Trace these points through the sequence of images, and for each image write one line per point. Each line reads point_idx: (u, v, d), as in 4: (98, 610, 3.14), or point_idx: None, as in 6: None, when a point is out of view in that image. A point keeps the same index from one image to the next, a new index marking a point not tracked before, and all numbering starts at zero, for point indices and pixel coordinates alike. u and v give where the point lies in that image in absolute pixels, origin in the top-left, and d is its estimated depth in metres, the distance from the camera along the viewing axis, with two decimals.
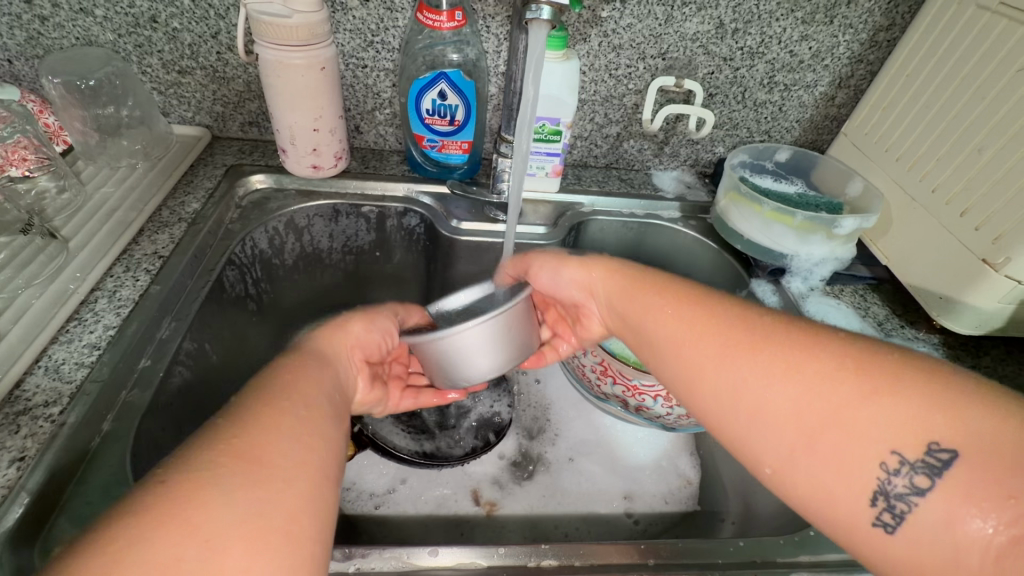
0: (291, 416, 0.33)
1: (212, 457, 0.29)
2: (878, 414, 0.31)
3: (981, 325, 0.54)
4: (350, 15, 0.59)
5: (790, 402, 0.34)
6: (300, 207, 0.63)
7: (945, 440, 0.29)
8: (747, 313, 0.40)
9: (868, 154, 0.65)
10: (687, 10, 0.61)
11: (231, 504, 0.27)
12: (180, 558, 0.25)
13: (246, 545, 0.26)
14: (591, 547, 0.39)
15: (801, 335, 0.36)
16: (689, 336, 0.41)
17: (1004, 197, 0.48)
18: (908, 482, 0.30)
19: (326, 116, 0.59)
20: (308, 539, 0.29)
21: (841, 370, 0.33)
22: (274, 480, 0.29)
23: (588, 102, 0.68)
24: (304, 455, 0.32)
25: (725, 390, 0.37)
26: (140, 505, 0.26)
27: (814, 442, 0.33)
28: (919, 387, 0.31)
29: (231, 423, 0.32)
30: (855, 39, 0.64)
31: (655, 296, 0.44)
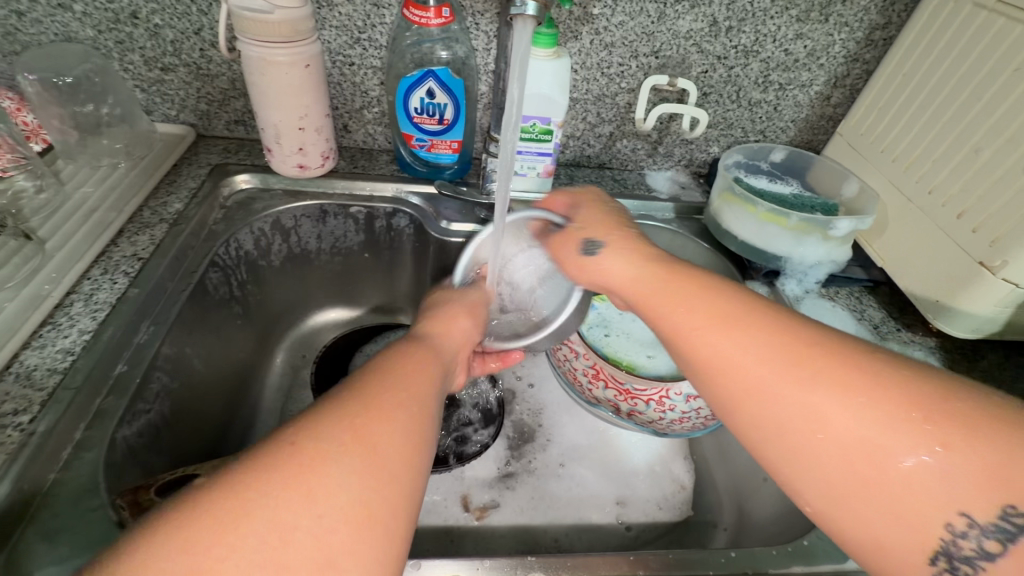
0: (405, 404, 0.34)
1: (336, 428, 0.31)
2: (947, 473, 0.29)
3: (978, 329, 0.53)
4: (336, 12, 0.58)
5: (845, 449, 0.31)
6: (286, 208, 0.62)
7: (1020, 504, 0.28)
8: (790, 335, 0.36)
9: (863, 155, 0.64)
10: (680, 8, 0.59)
11: (345, 484, 0.28)
12: (296, 527, 0.27)
13: (349, 532, 0.27)
14: (578, 558, 0.38)
15: (857, 368, 0.33)
16: (729, 359, 0.37)
17: (1002, 199, 0.48)
18: (976, 545, 0.28)
19: (312, 115, 0.58)
20: (402, 533, 0.29)
21: (908, 419, 0.30)
22: (382, 469, 0.30)
23: (580, 101, 0.67)
24: (411, 447, 0.32)
25: (769, 424, 0.34)
26: (269, 468, 0.28)
27: (869, 492, 0.30)
28: (993, 440, 0.29)
29: (353, 400, 0.33)
30: (851, 38, 0.63)
31: (688, 308, 0.40)
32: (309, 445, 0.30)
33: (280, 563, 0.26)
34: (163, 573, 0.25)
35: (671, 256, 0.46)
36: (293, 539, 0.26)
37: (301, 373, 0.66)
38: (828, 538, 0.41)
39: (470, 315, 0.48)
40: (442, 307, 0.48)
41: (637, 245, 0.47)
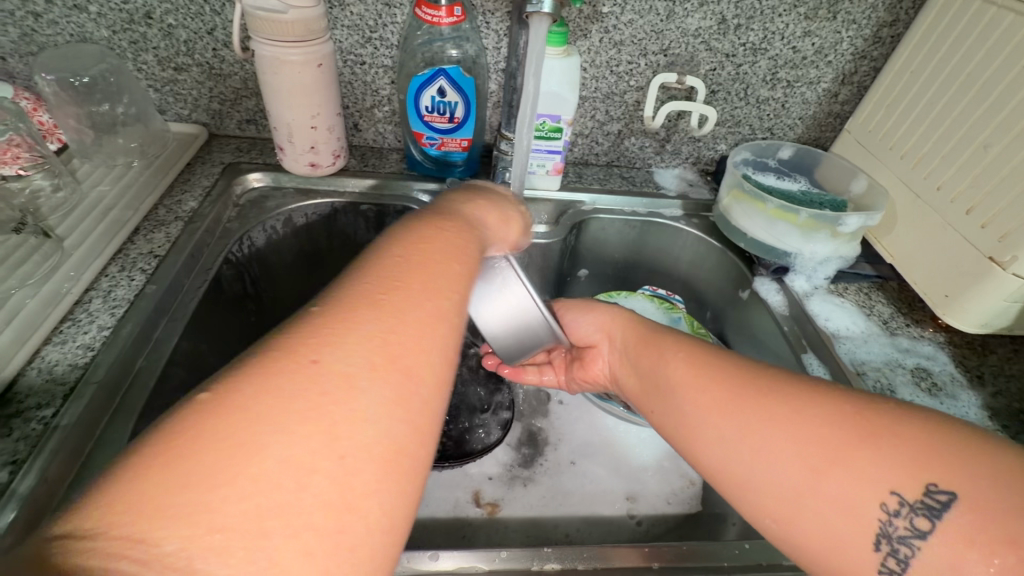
0: (443, 325, 0.30)
1: (368, 351, 0.26)
2: (877, 457, 0.30)
3: (987, 324, 0.53)
4: (348, 11, 0.59)
5: (794, 447, 0.32)
6: (298, 206, 0.63)
7: (944, 481, 0.28)
8: (748, 361, 0.39)
9: (872, 152, 0.64)
10: (689, 6, 0.60)
11: (373, 418, 0.25)
12: (318, 466, 0.22)
13: (377, 469, 0.24)
14: (593, 549, 0.38)
15: (801, 382, 0.35)
16: (693, 380, 0.39)
17: (1010, 195, 0.48)
18: (909, 524, 0.28)
19: (324, 114, 0.58)
20: (423, 468, 0.26)
21: (842, 415, 0.32)
22: (411, 401, 0.26)
23: (589, 99, 0.67)
24: (440, 375, 0.28)
25: (727, 434, 0.36)
26: (291, 384, 0.24)
27: (819, 485, 0.31)
28: (919, 431, 0.30)
29: (386, 310, 0.28)
30: (859, 35, 0.63)
31: (662, 345, 0.44)
32: (337, 366, 0.25)
33: (296, 503, 0.21)
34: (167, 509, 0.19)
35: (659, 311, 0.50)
36: (315, 483, 0.22)
37: None
38: None
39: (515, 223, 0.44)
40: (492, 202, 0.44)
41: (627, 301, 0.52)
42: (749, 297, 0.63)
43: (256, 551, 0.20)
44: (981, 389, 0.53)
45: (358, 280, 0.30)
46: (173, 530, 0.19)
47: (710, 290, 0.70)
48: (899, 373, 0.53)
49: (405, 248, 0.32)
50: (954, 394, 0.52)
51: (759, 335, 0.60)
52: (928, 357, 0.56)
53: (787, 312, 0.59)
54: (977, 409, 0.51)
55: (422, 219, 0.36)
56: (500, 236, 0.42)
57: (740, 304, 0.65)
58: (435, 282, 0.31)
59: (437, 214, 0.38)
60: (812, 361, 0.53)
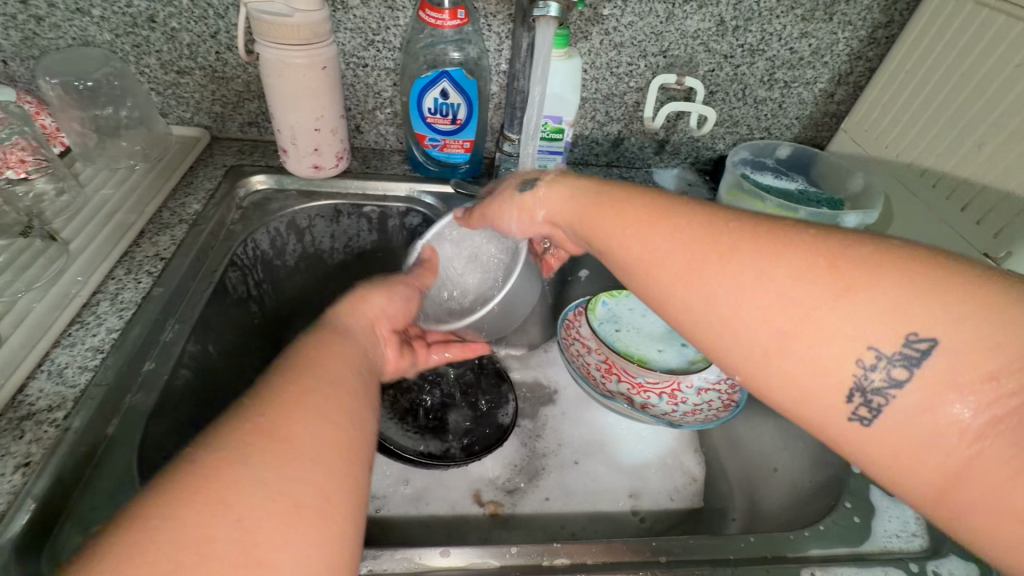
0: (318, 397, 0.32)
1: (242, 432, 0.28)
2: (853, 313, 0.28)
3: None
4: (351, 14, 0.59)
5: (762, 310, 0.30)
6: (301, 208, 0.63)
7: (925, 329, 0.27)
8: (707, 212, 0.35)
9: (869, 151, 0.65)
10: (688, 8, 0.61)
11: (261, 483, 0.26)
12: (212, 538, 0.24)
13: (278, 525, 0.26)
14: (601, 545, 0.39)
15: (768, 232, 0.32)
16: (651, 254, 0.35)
17: (1004, 192, 0.49)
18: (886, 376, 0.27)
19: (328, 116, 0.58)
20: (339, 521, 0.28)
21: (814, 269, 0.29)
22: (300, 460, 0.28)
23: (589, 100, 0.68)
24: (333, 437, 0.30)
25: (694, 305, 0.33)
26: (173, 483, 0.26)
27: (789, 347, 0.29)
28: (902, 273, 0.28)
29: (260, 403, 0.30)
30: (855, 36, 0.64)
31: (616, 209, 0.39)
32: (217, 462, 0.27)
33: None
34: None
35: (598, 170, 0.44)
36: (214, 557, 0.24)
37: None
38: (843, 522, 0.42)
39: (387, 291, 0.46)
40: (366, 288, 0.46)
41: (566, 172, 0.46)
42: None
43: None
44: None
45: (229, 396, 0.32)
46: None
47: None
48: None
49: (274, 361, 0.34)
50: None
51: None
52: None
53: None
54: None
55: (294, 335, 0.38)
56: (375, 311, 0.44)
57: None
58: (311, 374, 0.33)
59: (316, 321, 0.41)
60: None
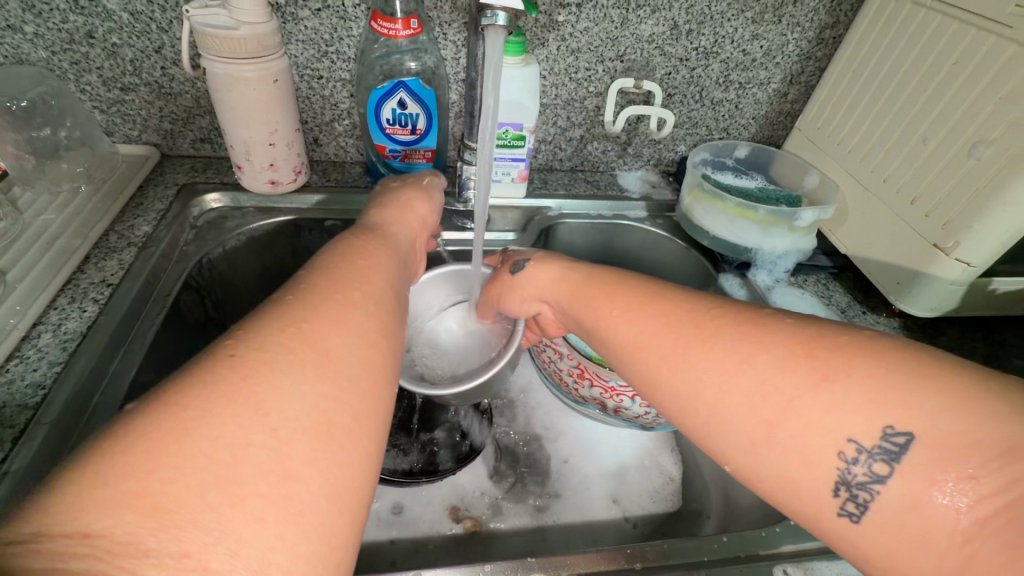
0: (356, 314, 0.32)
1: (283, 340, 0.28)
2: (831, 403, 0.28)
3: (937, 307, 0.56)
4: (301, 25, 0.58)
5: (745, 395, 0.31)
6: (259, 225, 0.61)
7: (903, 422, 0.27)
8: (692, 301, 0.37)
9: (821, 147, 0.67)
10: (641, 13, 0.61)
11: (299, 395, 0.26)
12: (249, 438, 0.24)
13: (309, 442, 0.25)
14: (577, 555, 0.38)
15: (751, 321, 0.33)
16: (637, 338, 0.37)
17: (950, 184, 0.51)
18: (868, 470, 0.27)
19: (282, 130, 0.57)
20: (365, 440, 0.28)
21: (791, 357, 0.30)
22: (336, 377, 0.28)
23: (550, 106, 0.68)
24: (367, 357, 0.31)
25: (683, 389, 0.34)
26: (213, 374, 0.26)
27: (775, 436, 0.30)
28: (878, 363, 0.28)
29: (298, 308, 0.31)
30: (804, 37, 0.66)
31: (607, 295, 0.41)
32: (257, 360, 0.27)
33: (239, 476, 0.23)
34: (99, 504, 0.20)
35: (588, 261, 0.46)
36: (246, 462, 0.23)
37: None
38: None
39: (424, 204, 0.49)
40: (396, 199, 0.48)
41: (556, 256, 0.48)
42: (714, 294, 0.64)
43: (206, 525, 0.21)
44: None
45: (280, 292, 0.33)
46: (143, 521, 0.20)
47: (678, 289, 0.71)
48: None
49: (317, 265, 0.36)
50: None
51: None
52: None
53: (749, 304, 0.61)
54: None
55: (341, 235, 0.41)
56: (412, 217, 0.47)
57: None
58: (351, 288, 0.34)
59: (361, 227, 0.43)
60: None
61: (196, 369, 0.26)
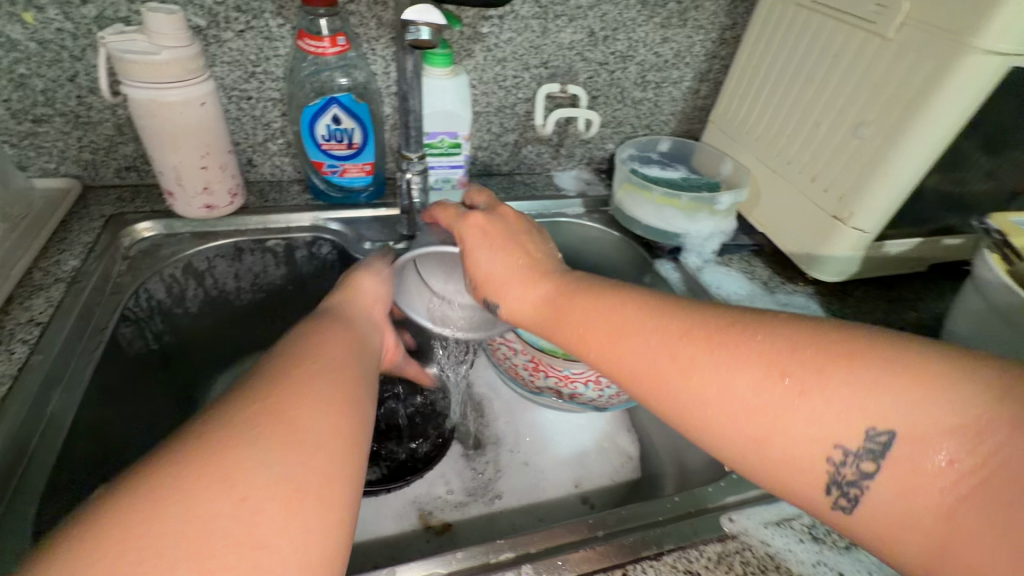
0: (321, 385, 0.35)
1: (250, 416, 0.31)
2: (813, 414, 0.32)
3: (842, 272, 0.62)
4: (226, 47, 0.58)
5: (730, 416, 0.34)
6: (197, 250, 0.60)
7: (881, 422, 0.30)
8: (662, 324, 0.39)
9: (732, 137, 0.73)
10: (560, 23, 0.65)
11: (266, 466, 0.29)
12: (218, 513, 0.27)
13: (276, 510, 0.28)
14: (543, 531, 0.40)
15: (726, 341, 0.36)
16: (623, 371, 0.39)
17: (841, 161, 0.57)
18: (855, 470, 0.31)
19: (214, 152, 0.56)
20: (333, 501, 0.31)
21: (768, 377, 0.33)
22: (301, 447, 0.31)
23: (482, 114, 0.71)
24: (332, 423, 0.33)
25: (675, 415, 0.37)
26: (186, 455, 0.29)
27: (765, 450, 0.33)
28: (852, 370, 0.31)
29: (266, 386, 0.34)
30: (708, 38, 0.72)
31: (590, 325, 0.42)
32: (223, 440, 0.30)
33: (208, 549, 0.26)
34: None
35: (562, 279, 0.45)
36: (214, 535, 0.26)
37: None
38: None
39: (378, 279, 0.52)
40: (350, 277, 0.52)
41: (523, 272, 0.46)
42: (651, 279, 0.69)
43: None
44: None
45: (254, 370, 0.36)
46: None
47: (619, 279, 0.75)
48: None
49: (283, 346, 0.39)
50: None
51: None
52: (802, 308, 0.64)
53: (684, 286, 0.65)
54: None
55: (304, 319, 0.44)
56: (367, 299, 0.50)
57: None
58: (314, 363, 0.37)
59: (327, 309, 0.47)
60: None
61: (172, 450, 0.29)
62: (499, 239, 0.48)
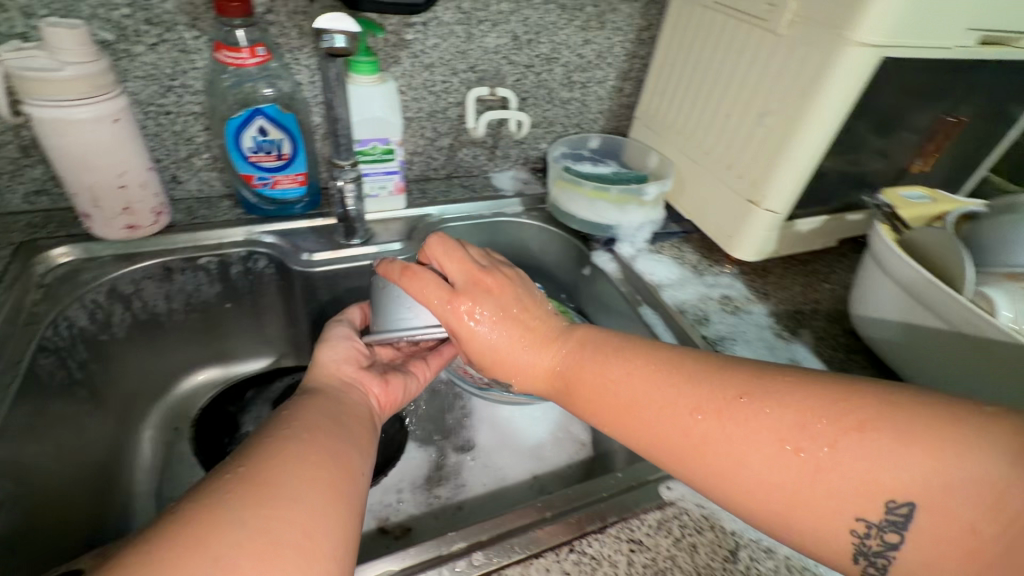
0: (298, 444, 0.36)
1: (225, 483, 0.32)
2: (830, 486, 0.32)
3: (761, 251, 0.67)
4: (138, 62, 0.56)
5: (748, 489, 0.34)
6: (120, 273, 0.57)
7: (899, 495, 0.30)
8: (670, 394, 0.39)
9: (656, 132, 0.77)
10: (483, 27, 0.67)
11: (241, 524, 0.29)
12: (193, 574, 0.27)
13: (255, 564, 0.28)
14: (494, 519, 0.41)
15: (736, 414, 0.36)
16: (641, 442, 0.39)
17: (751, 149, 0.62)
18: (880, 542, 0.31)
19: (132, 170, 0.54)
20: (317, 552, 0.30)
21: (781, 452, 0.33)
22: (279, 502, 0.31)
23: (414, 119, 0.71)
24: (311, 478, 0.33)
25: (698, 483, 0.37)
26: (162, 528, 0.29)
27: (789, 522, 0.33)
28: (864, 440, 0.31)
29: (243, 456, 0.34)
30: (626, 39, 0.76)
31: (601, 395, 0.42)
32: (200, 508, 0.30)
33: None
34: None
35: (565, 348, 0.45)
36: None
37: (177, 450, 0.61)
38: None
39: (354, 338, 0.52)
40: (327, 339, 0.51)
41: (517, 343, 0.46)
42: (590, 270, 0.71)
43: None
44: (767, 301, 0.67)
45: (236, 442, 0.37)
46: None
47: (561, 273, 0.78)
48: (710, 304, 0.65)
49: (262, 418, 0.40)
50: (750, 309, 0.65)
51: (605, 301, 0.70)
52: (728, 287, 0.68)
53: (620, 275, 0.68)
54: (766, 317, 0.64)
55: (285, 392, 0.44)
56: (347, 358, 0.49)
57: (586, 280, 0.73)
58: (293, 429, 0.37)
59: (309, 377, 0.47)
60: (647, 311, 0.63)
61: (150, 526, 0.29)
62: (486, 303, 0.45)
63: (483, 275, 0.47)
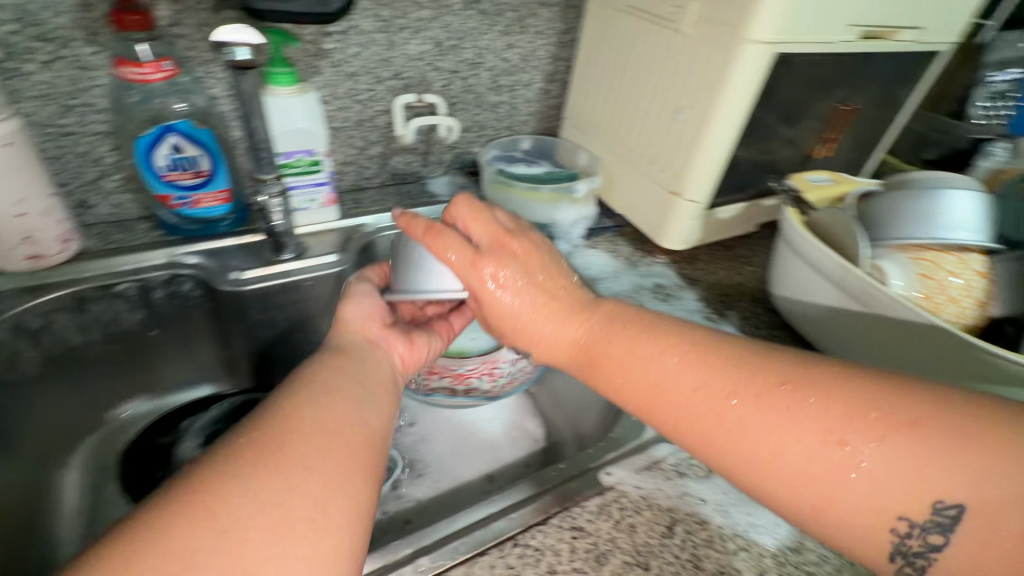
0: (313, 412, 0.34)
1: (237, 446, 0.31)
2: (875, 481, 0.32)
3: (687, 239, 0.70)
4: (31, 81, 0.52)
5: (785, 484, 0.34)
6: (26, 307, 0.53)
7: (949, 496, 0.31)
8: (710, 382, 0.38)
9: (584, 131, 0.80)
10: (405, 35, 0.67)
11: (253, 492, 0.29)
12: (200, 542, 0.26)
13: (267, 533, 0.28)
14: (440, 521, 0.41)
15: (777, 402, 0.35)
16: (674, 428, 0.39)
17: (670, 144, 0.65)
18: (923, 542, 0.31)
19: (31, 196, 0.51)
20: (331, 525, 0.30)
21: (827, 446, 0.33)
22: (291, 469, 0.30)
23: (342, 129, 0.70)
24: (324, 447, 0.32)
25: (729, 472, 0.37)
26: (174, 491, 0.28)
27: (825, 517, 0.33)
28: (917, 438, 0.32)
29: (255, 422, 0.33)
30: (549, 42, 0.78)
31: (635, 383, 0.41)
32: (209, 475, 0.29)
33: None
34: None
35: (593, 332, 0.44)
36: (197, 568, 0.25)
37: (104, 492, 0.57)
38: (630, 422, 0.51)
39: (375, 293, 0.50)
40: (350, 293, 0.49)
41: (536, 320, 0.46)
42: None
43: None
44: (696, 287, 0.70)
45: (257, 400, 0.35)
46: None
47: None
48: (644, 294, 0.68)
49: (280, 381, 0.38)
50: (681, 295, 0.69)
51: None
52: (659, 276, 0.71)
53: None
54: (696, 302, 0.68)
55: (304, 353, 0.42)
56: (368, 314, 0.47)
57: None
58: (313, 398, 0.36)
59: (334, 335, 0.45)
60: None
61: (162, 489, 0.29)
62: (510, 266, 0.45)
63: (509, 240, 0.45)
